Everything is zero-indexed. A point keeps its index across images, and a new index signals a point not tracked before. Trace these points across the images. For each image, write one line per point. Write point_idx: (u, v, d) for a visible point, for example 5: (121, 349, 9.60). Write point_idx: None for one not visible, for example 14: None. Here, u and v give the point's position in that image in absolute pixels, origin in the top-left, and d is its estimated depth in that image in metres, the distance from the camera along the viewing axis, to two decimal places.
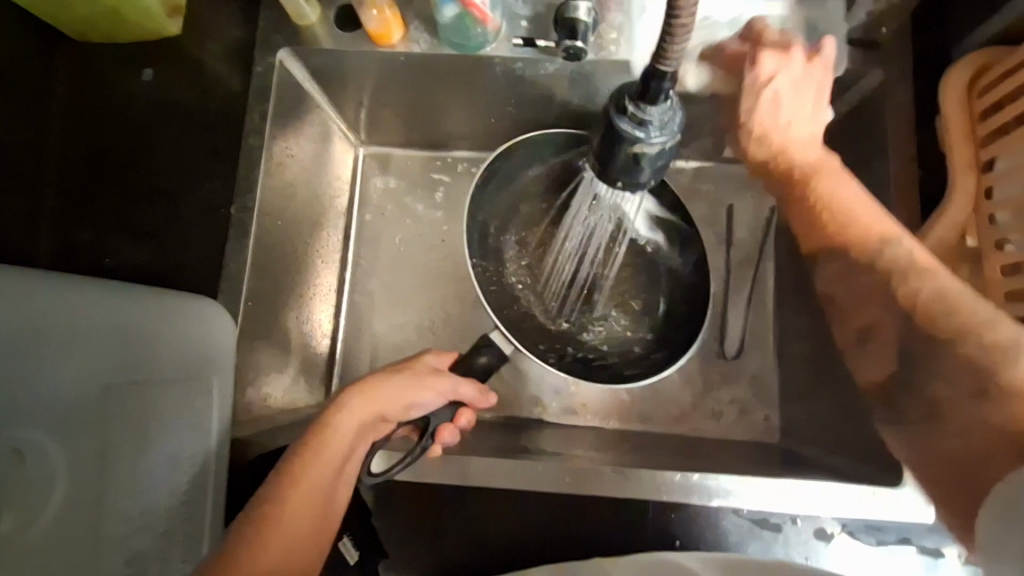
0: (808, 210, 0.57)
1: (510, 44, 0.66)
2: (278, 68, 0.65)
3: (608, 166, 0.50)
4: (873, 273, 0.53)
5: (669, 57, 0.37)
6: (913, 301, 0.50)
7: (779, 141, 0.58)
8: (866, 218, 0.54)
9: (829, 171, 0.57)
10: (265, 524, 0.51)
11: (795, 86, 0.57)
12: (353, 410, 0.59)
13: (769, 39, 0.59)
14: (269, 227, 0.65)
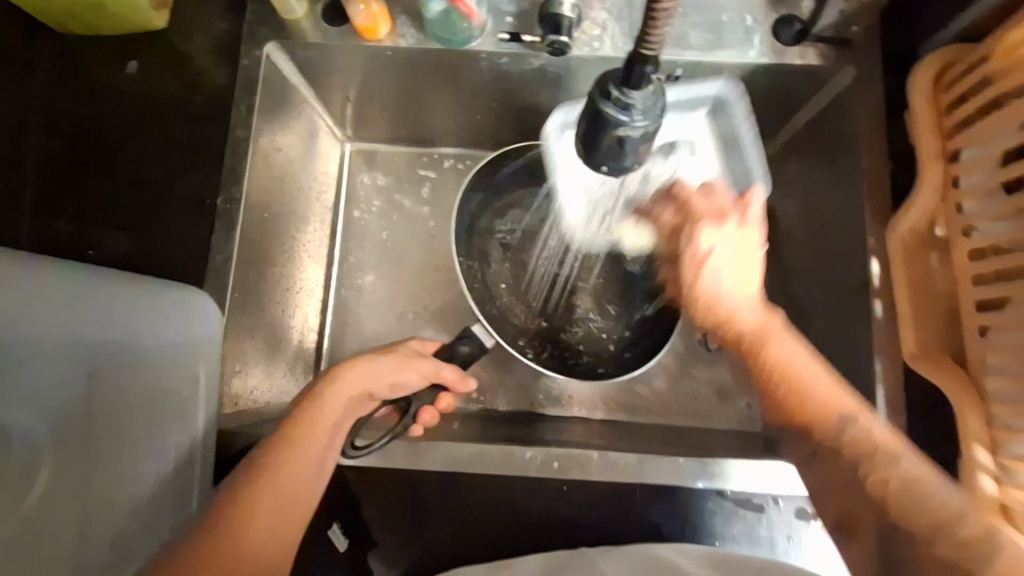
0: (765, 383, 0.54)
1: (496, 39, 0.71)
2: (263, 60, 0.72)
3: (590, 149, 0.44)
4: (841, 456, 0.52)
5: (655, 38, 0.36)
6: (884, 491, 0.49)
7: (723, 309, 0.56)
8: (824, 395, 0.53)
9: (777, 347, 0.54)
10: (245, 512, 0.52)
11: (731, 254, 0.56)
12: (343, 385, 0.60)
13: (703, 206, 0.58)
14: (257, 206, 0.72)
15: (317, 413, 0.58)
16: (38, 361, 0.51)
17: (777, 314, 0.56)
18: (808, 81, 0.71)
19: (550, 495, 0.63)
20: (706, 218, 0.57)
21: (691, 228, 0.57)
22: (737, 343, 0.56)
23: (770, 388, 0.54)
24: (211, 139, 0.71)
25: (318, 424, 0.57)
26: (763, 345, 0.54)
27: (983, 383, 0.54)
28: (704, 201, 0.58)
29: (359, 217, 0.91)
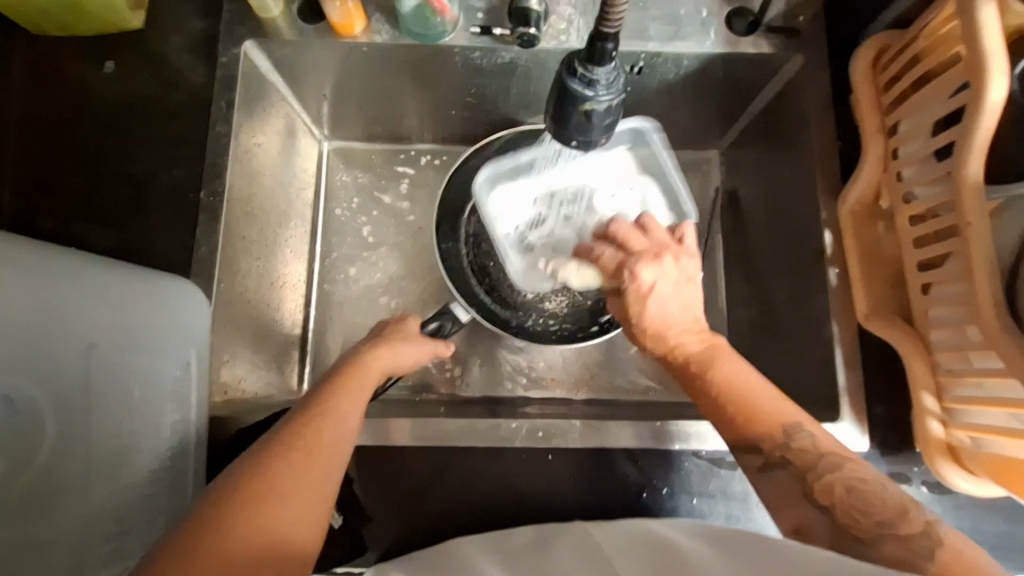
0: (715, 400, 0.59)
1: (468, 33, 0.74)
2: (242, 57, 0.74)
3: (559, 124, 0.48)
4: (789, 465, 0.55)
5: (613, 19, 0.40)
6: (830, 496, 0.53)
7: (669, 338, 0.63)
8: (771, 411, 0.57)
9: (722, 365, 0.60)
10: (269, 484, 0.48)
11: (672, 287, 0.63)
12: (377, 363, 0.64)
13: (640, 244, 0.64)
14: (240, 201, 0.73)
15: (336, 402, 0.57)
16: (36, 337, 0.51)
17: (720, 340, 0.63)
18: (762, 70, 0.77)
19: (538, 466, 0.66)
20: (644, 256, 0.63)
21: (631, 267, 0.62)
22: (686, 364, 0.62)
23: (720, 404, 0.59)
24: (190, 134, 0.72)
25: (338, 415, 0.56)
26: (707, 365, 0.61)
27: (929, 335, 0.60)
28: (638, 239, 0.64)
29: (340, 214, 0.93)
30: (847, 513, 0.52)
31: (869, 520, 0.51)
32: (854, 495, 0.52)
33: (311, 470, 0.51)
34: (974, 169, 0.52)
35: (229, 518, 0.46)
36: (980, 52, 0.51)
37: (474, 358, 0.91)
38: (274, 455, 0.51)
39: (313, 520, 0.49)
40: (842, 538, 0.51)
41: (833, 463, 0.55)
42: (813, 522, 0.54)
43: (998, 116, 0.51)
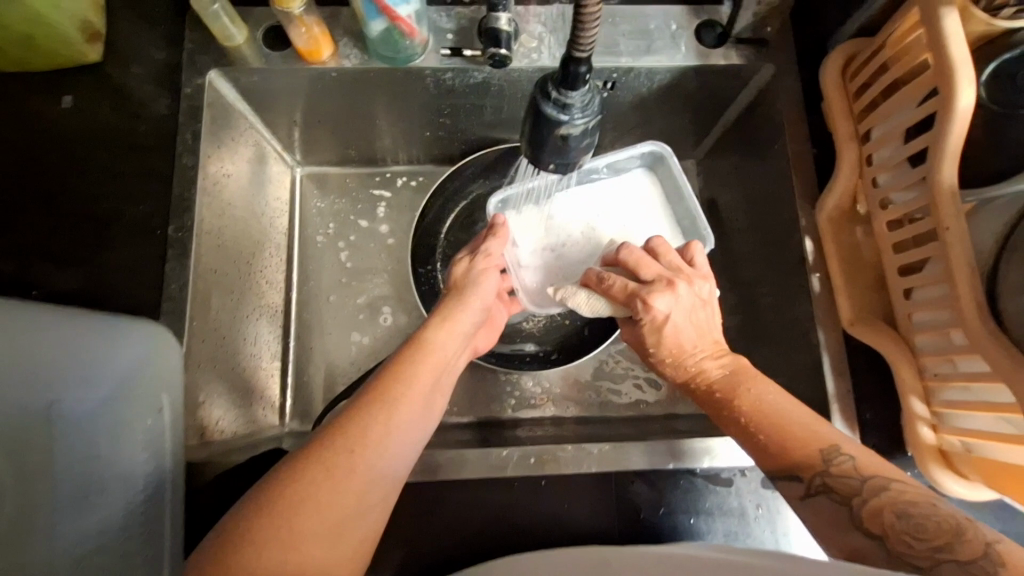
0: (742, 429, 0.59)
1: (438, 55, 0.73)
2: (206, 86, 0.72)
3: (536, 147, 0.47)
4: (834, 494, 0.53)
5: (583, 44, 0.39)
6: (885, 526, 0.50)
7: (690, 364, 0.65)
8: (803, 434, 0.56)
9: (745, 395, 0.60)
10: (279, 527, 0.46)
11: (688, 315, 0.66)
12: (443, 337, 0.63)
13: (653, 273, 0.67)
14: (210, 234, 0.71)
15: (395, 409, 0.54)
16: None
17: (742, 362, 0.64)
18: (733, 80, 0.77)
19: (532, 492, 0.65)
20: (657, 285, 0.65)
21: (644, 297, 0.64)
22: (712, 393, 0.63)
23: (750, 433, 0.58)
24: (155, 167, 0.69)
25: (392, 425, 0.54)
26: (732, 395, 0.61)
27: (913, 338, 0.60)
28: (650, 266, 0.67)
29: (319, 240, 0.91)
30: (899, 537, 0.49)
31: (925, 545, 0.47)
32: (902, 515, 0.49)
33: (351, 493, 0.50)
34: (948, 174, 0.52)
35: (235, 562, 0.44)
36: (947, 58, 0.51)
37: (463, 382, 0.91)
38: (304, 478, 0.48)
39: (347, 550, 0.49)
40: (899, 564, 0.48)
41: (877, 486, 0.52)
42: (865, 549, 0.50)
43: (969, 119, 0.51)
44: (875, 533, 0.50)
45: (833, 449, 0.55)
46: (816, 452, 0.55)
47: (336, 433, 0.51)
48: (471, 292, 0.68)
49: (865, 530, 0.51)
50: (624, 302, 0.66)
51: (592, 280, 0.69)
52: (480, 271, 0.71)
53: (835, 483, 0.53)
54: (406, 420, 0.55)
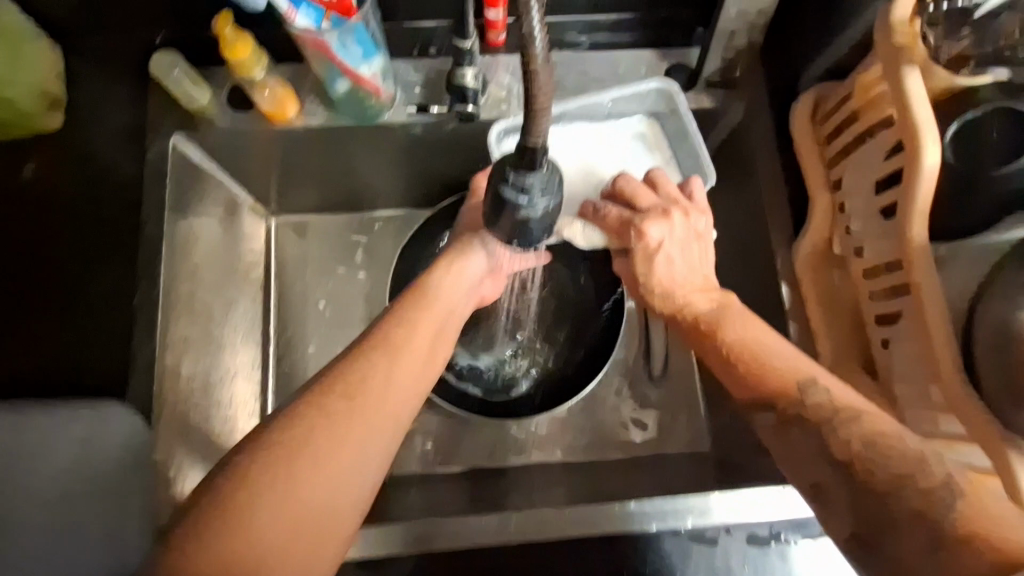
0: (725, 359, 0.57)
1: (405, 111, 0.72)
2: (171, 150, 0.70)
3: (497, 227, 0.46)
4: (805, 424, 0.51)
5: (536, 134, 0.38)
6: (849, 452, 0.47)
7: (678, 297, 0.63)
8: (781, 368, 0.55)
9: (733, 322, 0.59)
10: (287, 452, 0.47)
11: (680, 247, 0.64)
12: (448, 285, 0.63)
13: (648, 202, 0.66)
14: (180, 300, 0.70)
15: (403, 352, 0.55)
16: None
17: (730, 298, 0.62)
18: (705, 122, 0.77)
19: (515, 558, 0.63)
20: (653, 214, 0.64)
21: (638, 224, 0.64)
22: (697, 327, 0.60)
23: (730, 363, 0.57)
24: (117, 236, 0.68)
25: (394, 372, 0.54)
26: (719, 324, 0.59)
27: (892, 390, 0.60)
28: (648, 195, 0.67)
29: (298, 290, 0.90)
30: (862, 466, 0.46)
31: (889, 476, 0.45)
32: (870, 447, 0.47)
33: (350, 444, 0.49)
34: (918, 234, 0.52)
35: (229, 497, 0.44)
36: (911, 117, 0.50)
37: (449, 430, 0.90)
38: (308, 414, 0.49)
39: (346, 499, 0.48)
40: (864, 496, 0.45)
41: (849, 416, 0.49)
42: (826, 476, 0.48)
43: (937, 178, 0.51)
44: (839, 460, 0.48)
45: (809, 381, 0.53)
46: (791, 382, 0.53)
47: (336, 382, 0.51)
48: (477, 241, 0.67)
49: (835, 460, 0.48)
50: (618, 231, 0.66)
51: (587, 211, 0.68)
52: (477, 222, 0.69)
53: (808, 411, 0.51)
54: (408, 367, 0.55)
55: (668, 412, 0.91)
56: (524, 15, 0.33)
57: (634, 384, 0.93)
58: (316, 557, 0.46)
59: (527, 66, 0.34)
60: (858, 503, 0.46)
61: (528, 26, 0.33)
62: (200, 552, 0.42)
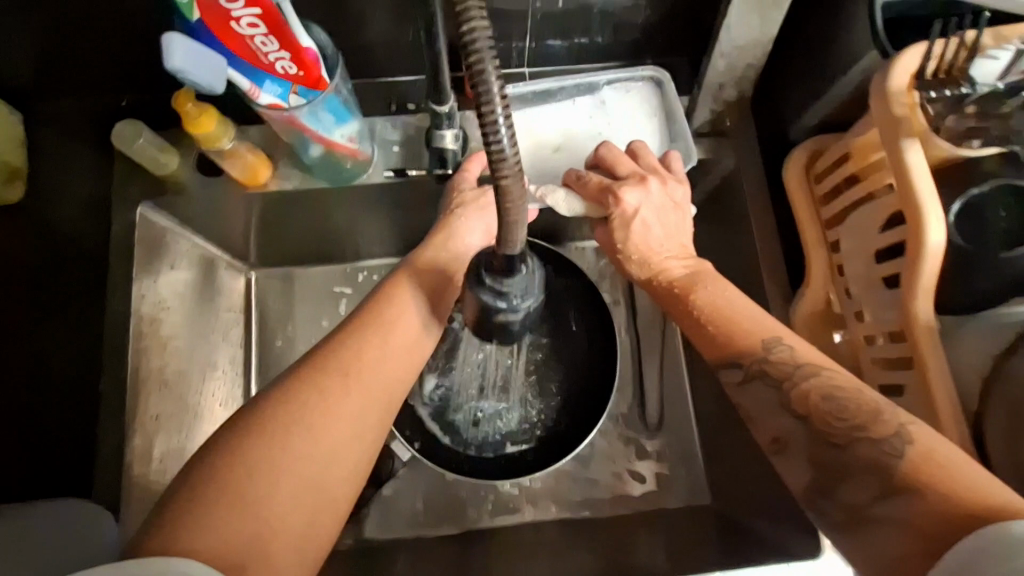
0: (695, 319, 0.56)
1: (383, 173, 0.70)
2: (137, 221, 0.68)
3: (474, 326, 0.43)
4: (769, 380, 0.51)
5: (510, 241, 0.36)
6: (807, 403, 0.49)
7: (655, 262, 0.61)
8: (750, 326, 0.54)
9: (707, 286, 0.58)
10: (276, 432, 0.47)
11: (658, 214, 0.61)
12: (436, 252, 0.63)
13: (626, 170, 0.63)
14: (151, 376, 0.67)
15: (393, 324, 0.57)
16: None
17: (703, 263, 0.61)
18: (695, 172, 0.74)
19: None
20: (631, 180, 0.61)
21: (616, 190, 0.60)
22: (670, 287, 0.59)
23: (702, 325, 0.56)
24: (86, 319, 0.66)
25: (388, 347, 0.55)
26: (690, 288, 0.58)
27: None
28: (626, 164, 0.63)
29: (280, 345, 0.82)
30: (818, 417, 0.48)
31: (845, 424, 0.47)
32: (830, 399, 0.48)
33: (345, 417, 0.50)
34: (924, 312, 0.49)
35: (216, 476, 0.44)
36: (914, 191, 0.48)
37: (436, 487, 0.85)
38: (300, 387, 0.50)
39: (342, 470, 0.49)
40: (822, 450, 0.47)
41: (810, 371, 0.50)
42: (791, 431, 0.49)
43: (942, 254, 0.48)
44: (801, 414, 0.49)
45: (774, 338, 0.53)
46: (757, 342, 0.53)
47: (328, 358, 0.53)
48: (479, 211, 0.65)
49: (794, 411, 0.49)
50: (599, 196, 0.61)
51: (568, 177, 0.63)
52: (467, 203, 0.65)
53: (768, 368, 0.51)
54: (402, 341, 0.57)
55: (666, 465, 0.86)
56: (492, 131, 0.30)
57: (632, 436, 0.87)
58: (315, 528, 0.47)
59: (496, 180, 0.32)
60: (819, 456, 0.47)
61: (496, 142, 0.30)
62: (197, 528, 0.41)
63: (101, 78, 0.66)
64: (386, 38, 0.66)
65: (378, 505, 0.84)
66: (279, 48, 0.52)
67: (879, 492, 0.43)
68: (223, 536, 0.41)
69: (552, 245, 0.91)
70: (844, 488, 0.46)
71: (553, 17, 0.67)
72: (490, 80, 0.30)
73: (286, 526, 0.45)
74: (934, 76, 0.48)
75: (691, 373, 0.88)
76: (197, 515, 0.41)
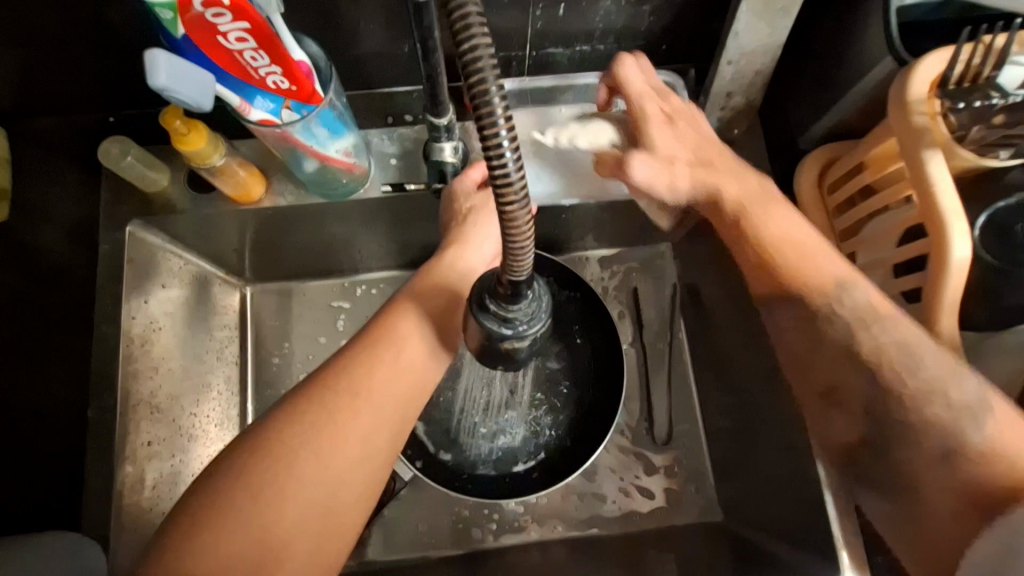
0: (765, 260, 0.55)
1: (381, 188, 0.67)
2: (127, 241, 0.66)
3: (477, 353, 0.40)
4: (840, 323, 0.51)
5: (517, 267, 0.33)
6: (879, 351, 0.49)
7: (715, 183, 0.58)
8: (821, 267, 0.54)
9: (762, 211, 0.56)
10: (276, 458, 0.44)
11: (688, 130, 0.60)
12: (452, 262, 0.61)
13: (645, 90, 0.63)
14: (142, 402, 0.65)
15: (403, 340, 0.53)
16: None
17: (767, 189, 0.59)
18: None
19: None
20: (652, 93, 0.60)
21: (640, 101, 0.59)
22: (732, 207, 0.57)
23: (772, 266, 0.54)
24: (65, 344, 0.62)
25: (400, 360, 0.52)
26: (755, 213, 0.56)
27: None
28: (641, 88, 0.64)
29: (276, 364, 0.80)
30: (890, 372, 0.49)
31: (918, 382, 0.48)
32: (904, 353, 0.49)
33: (353, 438, 0.47)
34: (948, 328, 0.49)
35: (207, 507, 0.42)
36: (936, 206, 0.46)
37: (438, 507, 0.82)
38: (304, 408, 0.47)
39: (350, 494, 0.46)
40: (885, 399, 0.48)
41: (883, 319, 0.50)
42: (852, 382, 0.50)
43: (967, 268, 0.47)
44: (869, 368, 0.50)
45: (847, 279, 0.53)
46: (828, 282, 0.53)
47: (338, 372, 0.50)
48: (489, 212, 0.63)
49: (864, 357, 0.50)
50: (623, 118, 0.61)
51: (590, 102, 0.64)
52: (485, 208, 0.63)
53: (840, 310, 0.51)
54: (415, 355, 0.53)
55: (677, 481, 0.83)
56: (498, 155, 0.28)
57: (640, 451, 0.84)
58: (325, 553, 0.45)
59: (500, 206, 0.29)
60: (876, 408, 0.49)
61: (501, 166, 0.28)
62: (187, 556, 0.40)
63: (86, 94, 0.63)
64: (382, 50, 0.64)
65: (380, 526, 0.80)
66: (269, 63, 0.50)
67: (940, 457, 0.46)
68: (227, 562, 0.40)
69: (555, 256, 0.89)
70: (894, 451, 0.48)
71: (553, 26, 0.65)
72: (495, 99, 0.27)
73: (293, 551, 0.43)
74: (957, 84, 0.46)
75: (700, 386, 0.86)
76: (195, 542, 0.40)
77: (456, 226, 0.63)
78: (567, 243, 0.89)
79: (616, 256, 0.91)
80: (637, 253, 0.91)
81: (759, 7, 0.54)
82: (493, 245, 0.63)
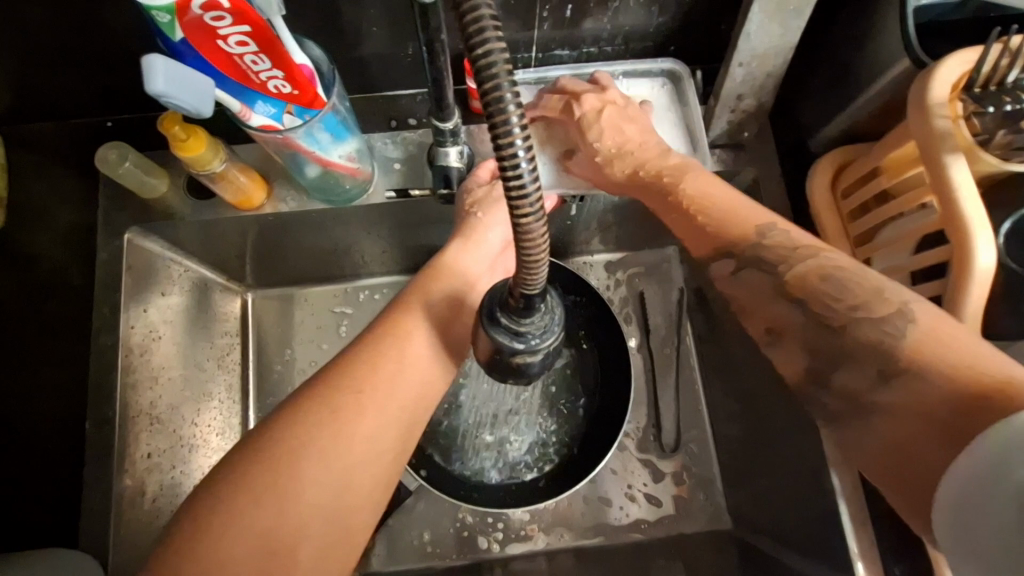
0: (683, 212, 0.56)
1: (384, 194, 0.66)
2: (126, 249, 0.64)
3: (489, 367, 0.39)
4: (761, 263, 0.50)
5: (531, 280, 0.32)
6: (802, 286, 0.48)
7: (635, 154, 0.61)
8: (744, 213, 0.53)
9: (692, 178, 0.57)
10: (281, 463, 0.42)
11: (623, 117, 0.62)
12: (458, 254, 0.61)
13: (582, 86, 0.63)
14: (141, 414, 0.64)
15: (407, 337, 0.52)
16: None
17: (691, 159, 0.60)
18: None
19: None
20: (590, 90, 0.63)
21: (575, 99, 0.62)
22: (657, 178, 0.59)
23: (690, 215, 0.55)
24: (60, 355, 0.61)
25: (405, 360, 0.51)
26: (677, 178, 0.58)
27: None
28: (574, 83, 0.63)
29: (278, 370, 0.79)
30: (816, 300, 0.47)
31: (842, 305, 0.45)
32: (827, 281, 0.47)
33: (362, 440, 0.45)
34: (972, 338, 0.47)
35: (213, 516, 0.40)
36: (957, 211, 0.45)
37: (442, 514, 0.80)
38: (308, 406, 0.45)
39: (359, 495, 0.45)
40: (813, 331, 0.47)
41: (807, 254, 0.49)
42: (786, 319, 0.49)
43: (991, 276, 0.45)
44: (797, 297, 0.48)
45: (769, 225, 0.52)
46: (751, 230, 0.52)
47: (342, 374, 0.48)
48: (495, 204, 0.62)
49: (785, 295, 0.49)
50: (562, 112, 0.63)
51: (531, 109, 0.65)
52: (492, 202, 0.62)
53: (763, 253, 0.50)
54: (421, 356, 0.52)
55: (686, 488, 0.82)
56: (513, 161, 0.27)
57: (648, 457, 0.83)
58: (334, 558, 0.43)
59: (514, 217, 0.28)
60: (812, 341, 0.46)
61: (516, 175, 0.27)
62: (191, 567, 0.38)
63: (84, 100, 0.62)
64: (385, 52, 0.63)
65: (383, 535, 0.79)
66: (271, 66, 0.49)
67: (879, 375, 0.42)
68: (234, 566, 0.39)
69: (560, 260, 0.88)
70: (840, 373, 0.45)
71: (561, 28, 0.63)
72: (509, 105, 0.26)
73: (302, 556, 0.41)
74: (983, 87, 0.46)
75: (708, 391, 0.85)
76: (197, 553, 0.39)
77: (459, 222, 0.63)
78: (572, 246, 0.88)
79: (621, 259, 0.90)
80: (642, 256, 0.90)
81: (773, 8, 0.52)
82: (499, 235, 0.63)
